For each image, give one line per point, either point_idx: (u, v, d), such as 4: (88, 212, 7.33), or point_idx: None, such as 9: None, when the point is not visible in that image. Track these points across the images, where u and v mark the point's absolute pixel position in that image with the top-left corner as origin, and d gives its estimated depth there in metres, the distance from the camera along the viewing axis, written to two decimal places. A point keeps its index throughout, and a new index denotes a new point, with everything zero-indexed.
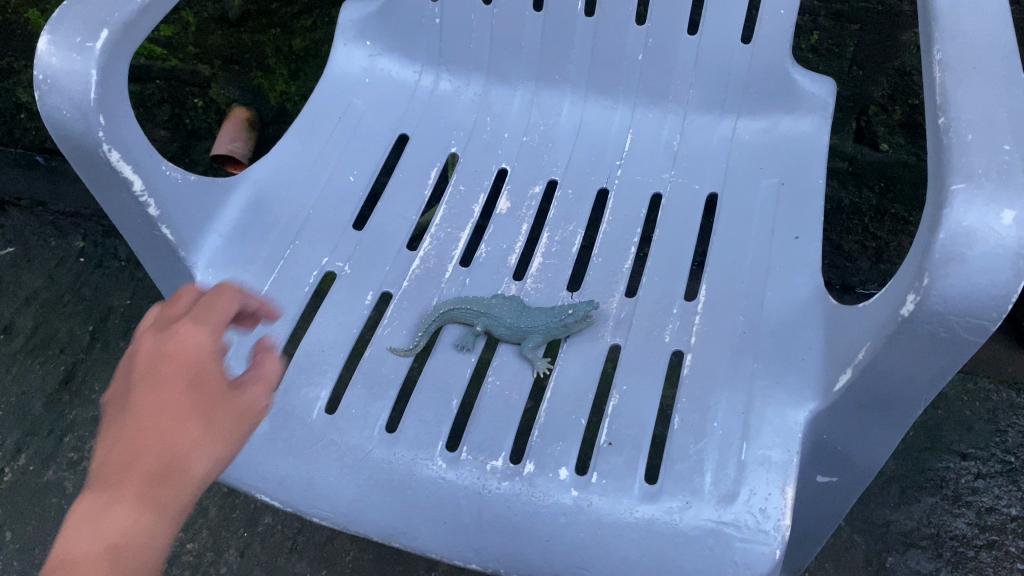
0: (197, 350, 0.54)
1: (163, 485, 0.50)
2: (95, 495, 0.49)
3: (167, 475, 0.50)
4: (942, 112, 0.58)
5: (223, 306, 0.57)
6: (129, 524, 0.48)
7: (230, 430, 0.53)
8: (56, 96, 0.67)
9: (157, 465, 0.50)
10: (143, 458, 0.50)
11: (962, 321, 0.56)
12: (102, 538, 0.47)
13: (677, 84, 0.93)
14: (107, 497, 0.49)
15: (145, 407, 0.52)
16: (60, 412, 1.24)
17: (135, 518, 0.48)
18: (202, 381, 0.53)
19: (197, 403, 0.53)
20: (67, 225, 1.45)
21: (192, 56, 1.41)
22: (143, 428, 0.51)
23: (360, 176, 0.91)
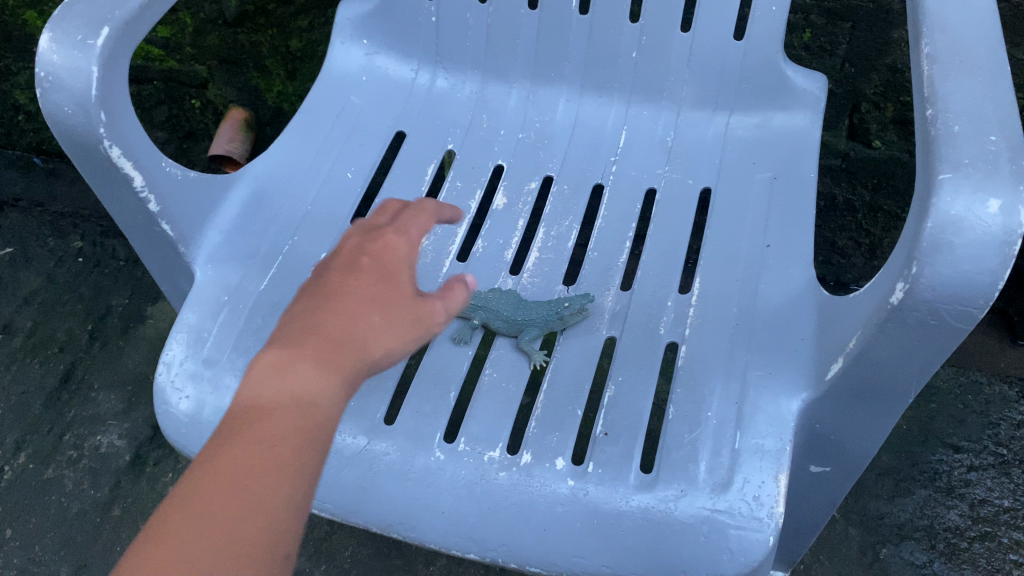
0: (396, 253, 0.63)
1: (355, 350, 0.55)
2: (287, 347, 0.54)
3: (356, 344, 0.55)
4: (930, 104, 0.59)
5: (424, 224, 0.67)
6: (317, 376, 0.52)
7: (410, 327, 0.59)
8: (57, 93, 0.68)
9: (347, 334, 0.55)
10: (335, 325, 0.56)
11: (951, 308, 0.57)
12: (295, 382, 0.51)
13: (672, 81, 0.94)
14: (296, 351, 0.54)
15: (343, 286, 0.59)
16: (59, 410, 1.24)
17: (326, 373, 0.53)
18: (394, 275, 0.61)
19: (388, 292, 0.59)
20: (66, 225, 1.45)
21: (189, 57, 1.42)
22: (340, 302, 0.57)
23: (357, 172, 0.92)
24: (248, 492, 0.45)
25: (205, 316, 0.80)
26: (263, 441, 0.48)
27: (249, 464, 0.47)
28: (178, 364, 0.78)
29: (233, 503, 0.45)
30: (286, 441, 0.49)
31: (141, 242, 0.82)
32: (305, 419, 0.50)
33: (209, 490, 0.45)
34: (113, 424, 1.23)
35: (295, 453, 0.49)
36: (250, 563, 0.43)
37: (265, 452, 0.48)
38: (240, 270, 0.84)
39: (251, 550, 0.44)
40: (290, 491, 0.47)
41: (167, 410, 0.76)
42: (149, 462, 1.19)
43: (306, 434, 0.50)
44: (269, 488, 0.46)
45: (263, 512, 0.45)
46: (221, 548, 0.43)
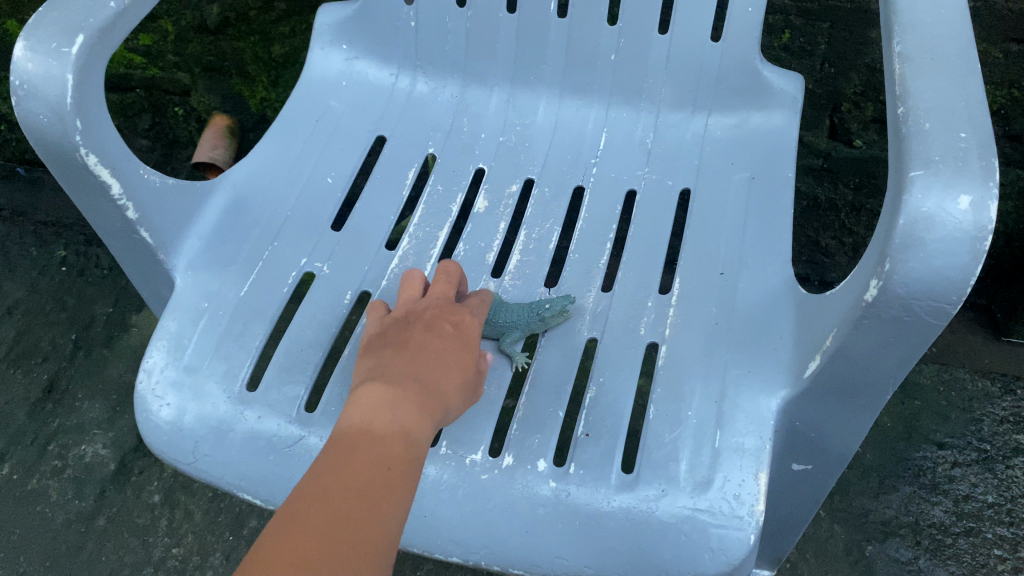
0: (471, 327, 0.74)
1: (443, 400, 0.65)
2: (391, 388, 0.63)
3: (444, 394, 0.65)
4: (901, 102, 0.60)
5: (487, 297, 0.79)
6: (419, 418, 0.61)
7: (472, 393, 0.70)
8: (32, 101, 0.68)
9: (437, 383, 0.65)
10: (430, 374, 0.66)
11: (924, 304, 0.57)
12: (404, 418, 0.60)
13: (651, 83, 0.94)
14: (401, 392, 0.62)
15: (431, 346, 0.69)
16: (43, 420, 1.24)
17: (426, 416, 0.62)
18: (468, 338, 0.72)
19: (464, 352, 0.70)
20: (49, 234, 1.45)
21: (171, 64, 1.42)
22: (432, 356, 0.68)
23: (337, 177, 0.92)
24: (371, 504, 0.54)
25: (186, 323, 0.80)
26: (381, 463, 0.57)
27: (371, 481, 0.55)
28: (159, 372, 0.78)
29: (359, 512, 0.53)
30: (398, 466, 0.57)
31: (120, 250, 0.82)
32: (410, 451, 0.59)
33: (339, 499, 0.53)
34: (97, 434, 1.22)
35: (405, 477, 0.57)
36: (369, 564, 0.51)
37: (382, 473, 0.56)
38: (221, 276, 0.84)
39: (371, 553, 0.51)
40: (398, 508, 0.55)
41: (147, 418, 0.76)
42: (134, 470, 1.19)
43: (410, 464, 0.58)
44: (386, 504, 0.54)
45: (381, 522, 0.53)
46: (349, 549, 0.50)
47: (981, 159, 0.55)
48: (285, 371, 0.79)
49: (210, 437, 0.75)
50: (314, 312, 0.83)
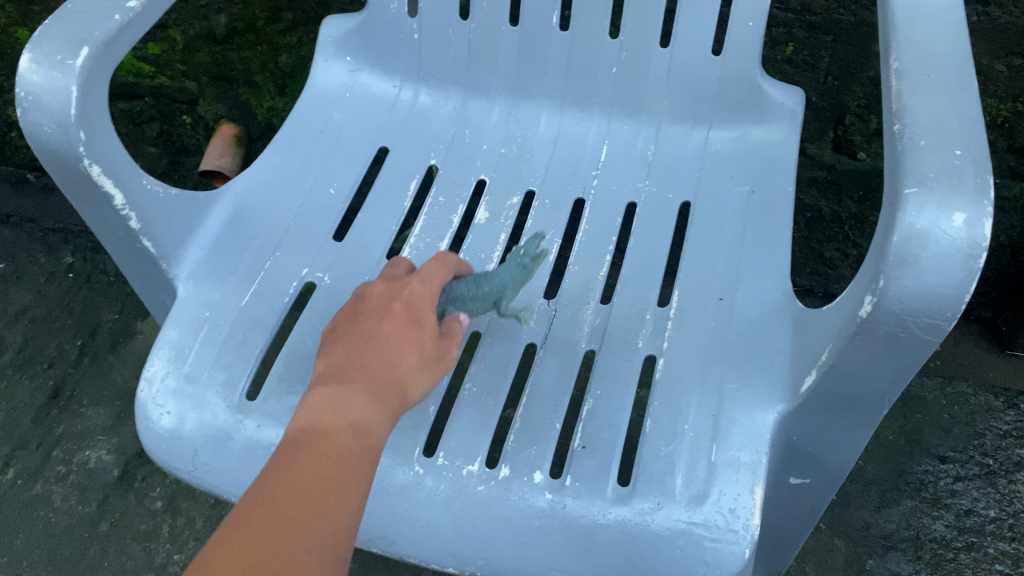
0: (424, 300, 0.72)
1: (397, 388, 0.65)
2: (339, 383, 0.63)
3: (396, 382, 0.65)
4: (897, 119, 0.60)
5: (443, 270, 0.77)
6: (369, 410, 0.62)
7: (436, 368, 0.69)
8: (38, 112, 0.68)
9: (388, 371, 0.65)
10: (379, 364, 0.65)
11: (918, 320, 0.57)
12: (351, 414, 0.61)
13: (651, 96, 0.95)
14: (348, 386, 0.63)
15: (382, 329, 0.68)
16: (49, 426, 1.25)
17: (376, 409, 0.62)
18: (423, 316, 0.71)
19: (419, 332, 0.69)
20: (56, 241, 1.46)
21: (180, 73, 1.43)
22: (379, 344, 0.67)
23: (340, 188, 0.93)
24: (319, 501, 0.54)
25: (187, 332, 0.81)
26: (330, 462, 0.57)
27: (319, 480, 0.55)
28: (159, 380, 0.79)
29: (306, 511, 0.53)
30: (345, 462, 0.58)
31: (124, 259, 0.83)
32: (360, 446, 0.59)
33: (287, 499, 0.53)
34: (101, 440, 1.23)
35: (354, 473, 0.58)
36: (316, 561, 0.51)
37: (330, 470, 0.56)
38: (221, 285, 0.84)
39: (319, 550, 0.52)
40: (347, 503, 0.56)
41: (148, 426, 0.77)
42: (137, 476, 1.20)
43: (361, 459, 0.59)
44: (335, 501, 0.55)
45: (330, 518, 0.54)
46: (295, 547, 0.51)
47: (976, 177, 0.55)
48: (283, 381, 0.80)
49: (209, 446, 0.76)
50: (314, 322, 0.84)
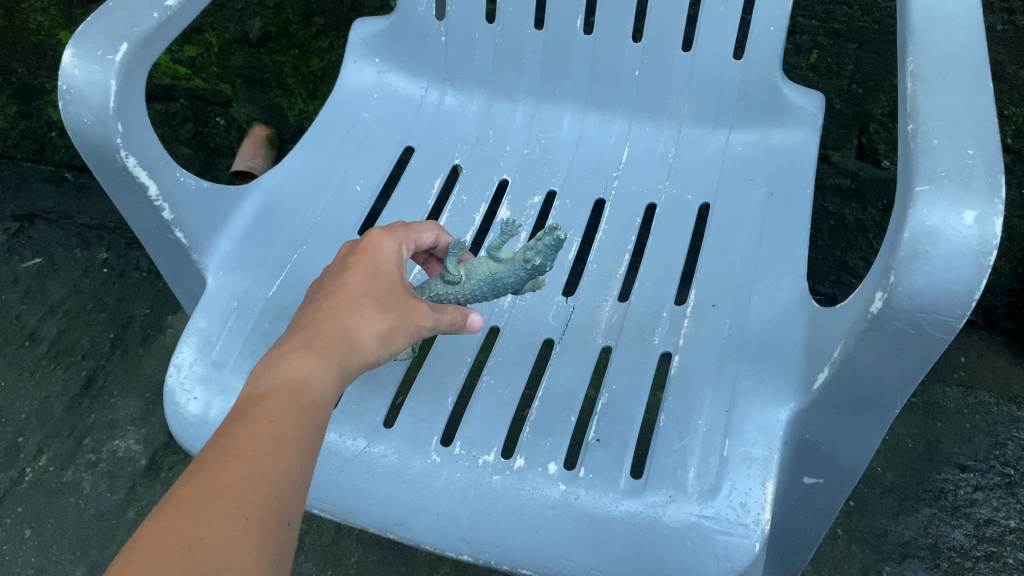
0: (383, 254, 0.72)
1: (348, 343, 0.64)
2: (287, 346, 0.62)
3: (347, 336, 0.64)
4: (911, 119, 0.60)
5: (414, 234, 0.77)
6: (314, 370, 0.61)
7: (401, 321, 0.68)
8: (78, 105, 0.72)
9: (339, 327, 0.64)
10: (331, 320, 0.65)
11: (929, 318, 0.57)
12: (293, 373, 0.60)
13: (673, 100, 0.96)
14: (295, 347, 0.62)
15: (338, 287, 0.68)
16: (80, 415, 1.28)
17: (323, 367, 0.61)
18: (381, 273, 0.70)
19: (374, 288, 0.68)
20: (92, 237, 1.50)
21: (215, 76, 1.47)
22: (332, 302, 0.66)
23: (365, 185, 0.95)
24: (255, 465, 0.53)
25: (215, 321, 0.84)
26: (268, 427, 0.56)
27: (256, 446, 0.54)
28: (187, 366, 0.81)
29: (242, 478, 0.52)
30: (286, 424, 0.57)
31: (156, 249, 0.85)
32: (303, 408, 0.58)
33: (222, 467, 0.52)
34: (130, 429, 1.27)
35: (294, 435, 0.56)
36: (254, 525, 0.50)
37: (268, 431, 0.55)
38: (250, 277, 0.87)
39: (256, 515, 0.51)
40: (286, 465, 0.55)
41: (175, 411, 0.79)
42: (164, 466, 1.23)
43: (304, 421, 0.58)
44: (273, 465, 0.54)
45: (269, 482, 0.53)
46: (231, 515, 0.50)
47: (987, 175, 0.56)
48: None
49: None
50: None
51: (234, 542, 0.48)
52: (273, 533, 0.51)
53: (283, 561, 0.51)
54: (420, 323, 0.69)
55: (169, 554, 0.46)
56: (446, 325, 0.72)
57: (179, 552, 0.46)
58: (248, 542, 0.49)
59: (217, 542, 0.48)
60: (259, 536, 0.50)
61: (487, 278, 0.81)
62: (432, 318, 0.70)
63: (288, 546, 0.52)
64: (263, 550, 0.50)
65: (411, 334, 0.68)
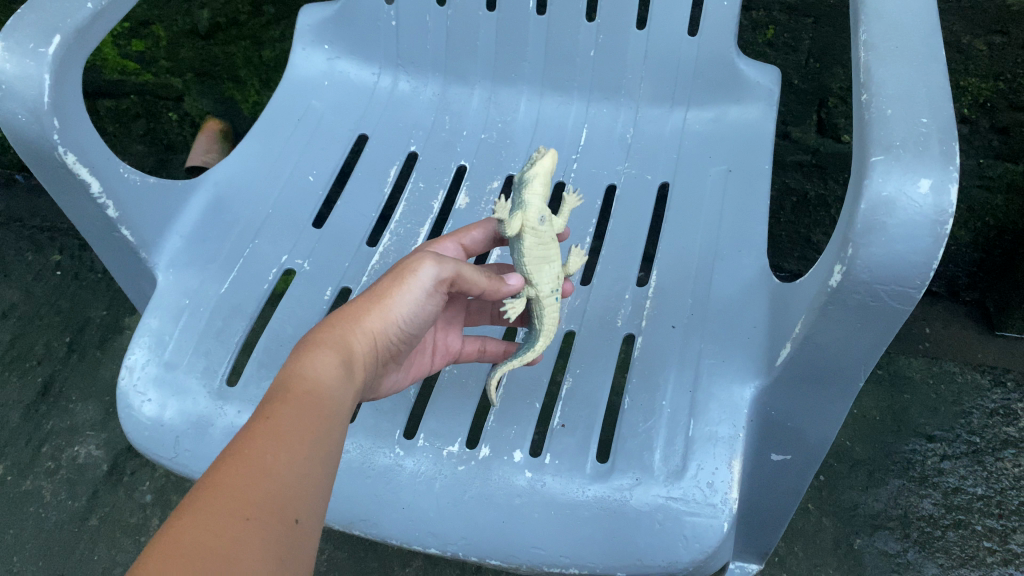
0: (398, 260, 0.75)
1: (343, 316, 0.65)
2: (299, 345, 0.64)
3: (341, 313, 0.65)
4: (865, 89, 0.60)
5: (466, 237, 0.80)
6: (312, 359, 0.60)
7: (392, 284, 0.67)
8: (10, 101, 0.69)
9: (337, 314, 0.66)
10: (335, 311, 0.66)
11: (889, 288, 0.57)
12: (293, 367, 0.60)
13: (630, 79, 0.95)
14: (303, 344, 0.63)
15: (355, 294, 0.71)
16: (37, 422, 1.25)
17: (319, 348, 0.62)
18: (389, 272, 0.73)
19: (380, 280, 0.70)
20: (44, 239, 1.46)
21: (165, 70, 1.43)
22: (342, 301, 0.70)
23: (319, 175, 0.93)
24: (258, 464, 0.50)
25: (168, 320, 0.81)
26: (264, 426, 0.53)
27: (253, 446, 0.51)
28: (140, 367, 0.79)
29: (241, 478, 0.49)
30: (284, 419, 0.54)
31: (104, 247, 0.83)
32: (301, 400, 0.56)
33: (223, 470, 0.49)
34: (90, 435, 1.24)
35: (295, 429, 0.54)
36: (258, 525, 0.47)
37: (268, 429, 0.53)
38: (202, 273, 0.85)
39: (258, 514, 0.47)
40: (288, 461, 0.52)
41: (130, 414, 0.76)
42: (126, 471, 1.20)
43: (305, 412, 0.56)
44: (274, 460, 0.51)
45: (272, 478, 0.50)
46: (229, 515, 0.46)
47: (941, 144, 0.55)
48: (264, 367, 0.80)
49: (190, 432, 0.76)
50: (294, 308, 0.84)
51: (238, 542, 0.45)
52: (277, 531, 0.48)
53: (294, 559, 0.48)
54: (413, 272, 0.67)
55: (169, 555, 0.43)
56: (455, 267, 0.69)
57: (179, 552, 0.43)
58: (251, 543, 0.46)
59: (221, 543, 0.44)
60: (262, 536, 0.47)
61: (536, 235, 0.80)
62: (432, 261, 0.68)
63: (298, 545, 0.49)
64: (267, 548, 0.46)
65: (407, 283, 0.67)
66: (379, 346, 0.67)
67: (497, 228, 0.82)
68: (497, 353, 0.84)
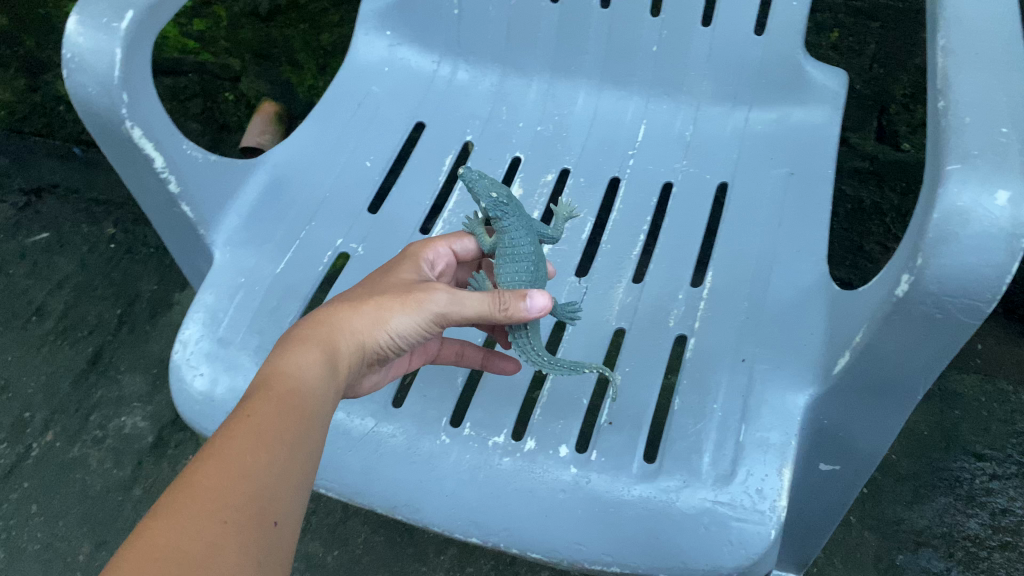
0: (410, 257, 0.74)
1: (335, 324, 0.65)
2: (292, 335, 0.65)
3: (337, 315, 0.66)
4: (942, 95, 0.58)
5: (457, 244, 0.80)
6: (298, 363, 0.62)
7: (395, 302, 0.66)
8: (82, 74, 0.70)
9: (335, 315, 0.66)
10: (334, 309, 0.67)
11: (957, 301, 0.55)
12: (280, 367, 0.62)
13: (692, 76, 0.94)
14: (295, 339, 0.64)
15: (358, 286, 0.71)
16: (87, 391, 1.28)
17: (306, 349, 0.63)
18: (397, 268, 0.72)
19: (384, 282, 0.70)
20: (99, 212, 1.47)
21: (224, 49, 1.46)
22: (345, 292, 0.70)
23: (376, 161, 0.93)
24: (233, 467, 0.53)
25: (222, 297, 0.82)
26: (243, 427, 0.56)
27: (230, 448, 0.54)
28: (194, 342, 0.80)
29: (219, 481, 0.51)
30: (264, 420, 0.57)
31: (163, 221, 0.84)
32: (281, 401, 0.59)
33: (199, 472, 0.52)
34: (137, 406, 1.26)
35: (273, 431, 0.56)
36: (232, 528, 0.49)
37: (245, 430, 0.56)
38: (258, 252, 0.86)
39: (235, 517, 0.50)
40: (265, 461, 0.54)
41: (181, 387, 0.77)
42: (171, 444, 1.22)
43: (284, 413, 0.58)
44: (250, 463, 0.53)
45: (249, 480, 0.52)
46: (206, 518, 0.49)
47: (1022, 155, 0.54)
48: None
49: None
50: None
51: (212, 546, 0.48)
52: (253, 532, 0.50)
53: (271, 560, 0.50)
54: (419, 298, 0.66)
55: (144, 560, 0.45)
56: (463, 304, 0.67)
57: (154, 557, 0.46)
58: (226, 545, 0.48)
59: (194, 546, 0.47)
60: (237, 538, 0.49)
61: (511, 245, 0.80)
62: (443, 292, 0.67)
63: (277, 544, 0.52)
64: (244, 551, 0.49)
65: (409, 308, 0.66)
66: (366, 358, 0.67)
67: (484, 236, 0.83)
68: (475, 358, 0.82)
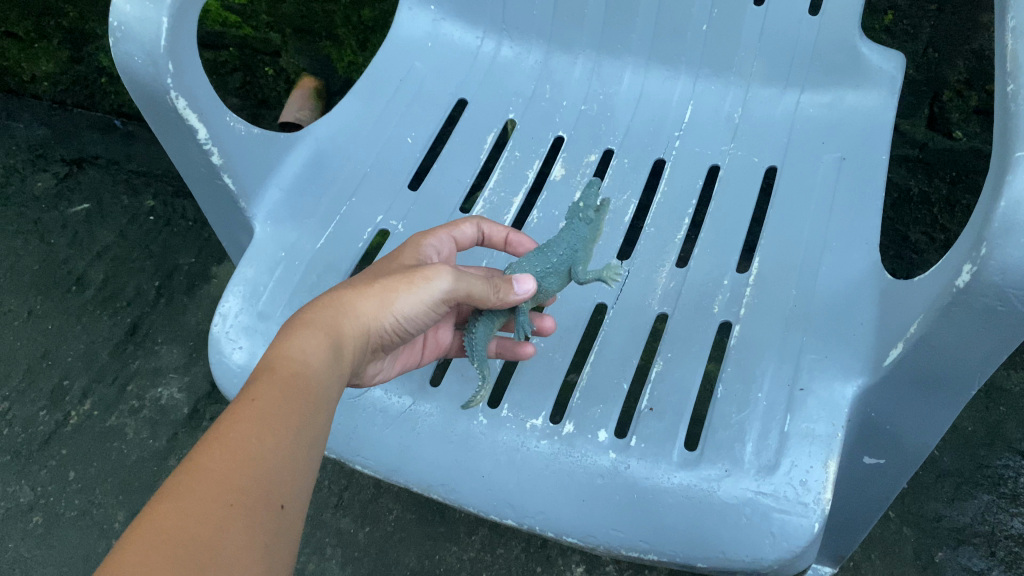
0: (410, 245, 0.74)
1: (341, 306, 0.65)
2: (294, 318, 0.64)
3: (341, 299, 0.65)
4: (1011, 79, 0.56)
5: (457, 232, 0.79)
6: (303, 343, 0.61)
7: (400, 284, 0.66)
8: (128, 43, 0.69)
9: (338, 299, 0.65)
10: (336, 294, 0.66)
11: (1021, 295, 0.53)
12: (285, 349, 0.60)
13: (742, 56, 0.91)
14: (296, 322, 0.63)
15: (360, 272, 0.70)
16: (125, 361, 1.29)
17: (310, 333, 0.62)
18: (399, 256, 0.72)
19: (386, 268, 0.70)
20: (139, 184, 1.48)
21: (265, 24, 1.43)
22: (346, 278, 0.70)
23: (417, 138, 0.92)
24: (242, 449, 0.52)
25: (262, 271, 0.82)
26: (250, 409, 0.55)
27: (238, 429, 0.53)
28: (233, 316, 0.80)
29: (229, 463, 0.51)
30: (270, 403, 0.56)
31: (204, 193, 0.84)
32: (287, 384, 0.58)
33: (208, 452, 0.51)
34: (173, 378, 1.27)
35: (280, 413, 0.56)
36: (239, 512, 0.49)
37: (253, 410, 0.55)
38: (298, 227, 0.85)
39: (241, 500, 0.50)
40: (273, 445, 0.54)
41: (220, 360, 0.78)
42: (205, 416, 1.24)
43: (291, 396, 0.57)
44: (258, 446, 0.53)
45: (257, 465, 0.52)
46: (214, 500, 0.49)
47: None
48: None
49: None
50: None
51: (218, 530, 0.47)
52: (258, 517, 0.50)
53: (276, 544, 0.50)
54: (426, 279, 0.66)
55: (152, 542, 0.45)
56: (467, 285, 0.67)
57: (163, 539, 0.45)
58: (231, 530, 0.48)
59: (201, 529, 0.47)
60: (243, 522, 0.49)
61: (552, 247, 0.80)
62: (449, 274, 0.67)
63: (282, 529, 0.52)
64: (253, 536, 0.49)
65: (416, 288, 0.66)
66: (368, 342, 0.66)
67: (482, 224, 0.81)
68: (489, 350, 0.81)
